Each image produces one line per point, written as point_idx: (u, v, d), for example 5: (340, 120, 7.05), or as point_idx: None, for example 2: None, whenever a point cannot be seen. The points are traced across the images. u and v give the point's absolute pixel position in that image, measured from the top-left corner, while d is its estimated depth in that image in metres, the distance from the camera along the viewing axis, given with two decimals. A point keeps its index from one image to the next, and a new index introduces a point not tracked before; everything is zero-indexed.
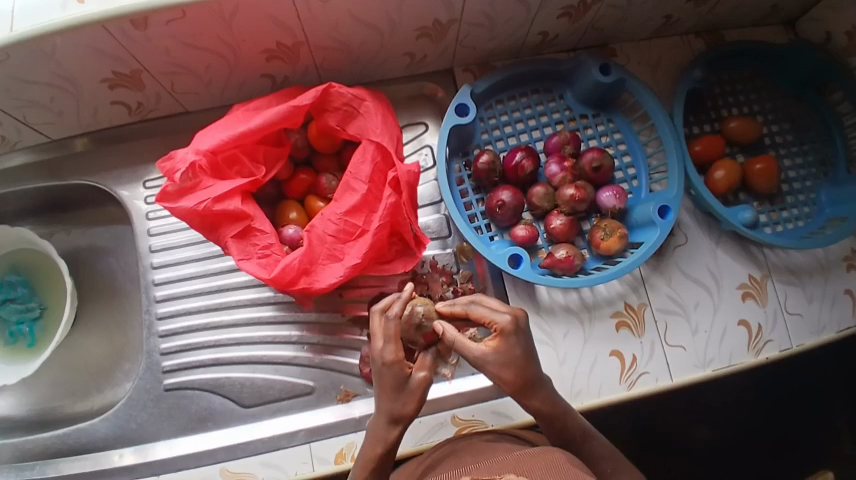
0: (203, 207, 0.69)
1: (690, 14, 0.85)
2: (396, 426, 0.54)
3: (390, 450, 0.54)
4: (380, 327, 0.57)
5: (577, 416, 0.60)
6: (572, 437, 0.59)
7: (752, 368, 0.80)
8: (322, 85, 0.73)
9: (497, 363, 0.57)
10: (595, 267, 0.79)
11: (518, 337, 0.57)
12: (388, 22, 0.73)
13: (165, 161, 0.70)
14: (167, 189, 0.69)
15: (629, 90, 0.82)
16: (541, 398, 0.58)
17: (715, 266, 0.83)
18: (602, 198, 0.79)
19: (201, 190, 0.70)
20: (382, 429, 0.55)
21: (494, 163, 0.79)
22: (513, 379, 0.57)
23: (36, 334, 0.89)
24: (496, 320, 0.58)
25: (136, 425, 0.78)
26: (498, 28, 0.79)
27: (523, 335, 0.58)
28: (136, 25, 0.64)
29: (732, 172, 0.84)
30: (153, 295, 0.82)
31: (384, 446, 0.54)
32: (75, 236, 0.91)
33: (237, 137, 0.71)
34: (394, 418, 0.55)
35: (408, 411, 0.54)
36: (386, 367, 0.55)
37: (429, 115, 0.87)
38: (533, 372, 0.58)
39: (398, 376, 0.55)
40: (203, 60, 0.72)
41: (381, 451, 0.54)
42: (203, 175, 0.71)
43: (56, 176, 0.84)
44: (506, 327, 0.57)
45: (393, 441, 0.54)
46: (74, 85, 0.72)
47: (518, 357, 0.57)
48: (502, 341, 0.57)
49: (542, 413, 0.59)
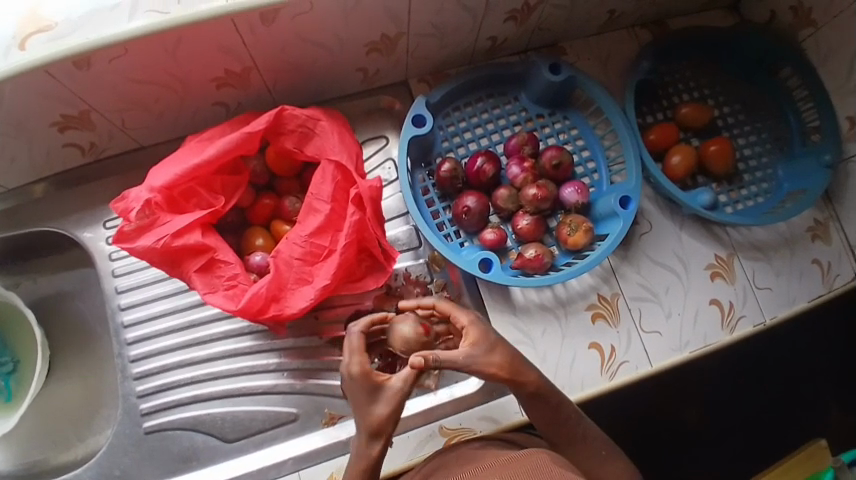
0: (162, 243, 0.68)
1: (632, 7, 0.87)
2: (378, 437, 0.55)
3: (370, 463, 0.55)
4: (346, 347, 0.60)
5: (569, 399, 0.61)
6: (567, 419, 0.60)
7: (727, 345, 0.82)
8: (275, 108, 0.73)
9: (483, 358, 0.57)
10: (565, 263, 0.79)
11: (482, 326, 0.60)
12: (338, 40, 0.73)
13: (119, 201, 0.69)
14: (123, 229, 0.68)
15: (581, 87, 0.83)
16: (534, 376, 0.59)
17: (681, 249, 0.85)
18: (565, 195, 0.80)
19: (159, 227, 0.69)
20: (362, 446, 0.56)
21: (456, 169, 0.80)
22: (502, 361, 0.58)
23: (12, 387, 0.86)
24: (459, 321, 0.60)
25: (120, 471, 0.76)
26: (447, 37, 0.80)
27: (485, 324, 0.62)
28: (79, 65, 0.63)
29: (688, 156, 0.86)
30: (124, 338, 0.80)
31: (369, 461, 0.55)
32: (39, 284, 0.89)
33: (192, 169, 0.70)
34: (376, 428, 0.55)
35: (385, 421, 0.55)
36: (354, 381, 0.57)
37: (390, 128, 0.88)
38: (513, 351, 0.60)
39: (368, 387, 0.57)
40: (152, 93, 0.71)
41: (363, 463, 0.55)
42: (160, 211, 0.70)
43: (11, 225, 0.82)
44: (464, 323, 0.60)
45: (376, 454, 0.55)
46: (22, 130, 0.70)
47: (495, 341, 0.59)
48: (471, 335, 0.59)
49: (538, 393, 0.59)
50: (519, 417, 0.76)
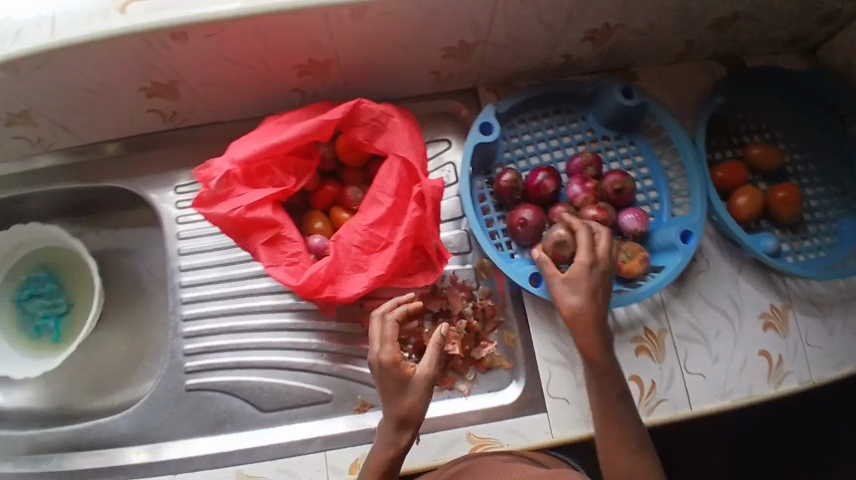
0: (236, 213, 0.71)
1: (712, 39, 0.86)
2: (403, 432, 0.56)
3: (393, 458, 0.56)
4: (377, 329, 0.59)
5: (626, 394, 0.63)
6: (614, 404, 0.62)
7: (769, 398, 0.80)
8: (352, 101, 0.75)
9: (562, 291, 0.65)
10: (615, 289, 0.79)
11: (591, 275, 0.64)
12: (415, 42, 0.73)
13: (203, 168, 0.72)
14: (202, 195, 0.71)
15: (652, 114, 0.83)
16: (589, 339, 0.63)
17: (736, 293, 0.84)
18: (624, 221, 0.79)
19: (234, 198, 0.72)
20: (389, 433, 0.57)
21: (517, 181, 0.80)
22: (575, 306, 0.64)
23: (61, 329, 0.90)
24: (599, 254, 0.66)
25: (157, 423, 0.79)
26: (523, 49, 0.80)
27: (602, 277, 0.65)
28: (176, 37, 0.65)
29: (754, 198, 0.84)
30: (179, 297, 0.83)
31: (392, 454, 0.56)
32: (102, 237, 0.93)
33: (270, 148, 0.73)
34: (399, 423, 0.56)
35: (407, 416, 0.56)
36: (385, 370, 0.56)
37: (453, 132, 0.89)
38: (594, 309, 0.64)
39: (398, 377, 0.56)
40: (239, 74, 0.73)
41: (386, 456, 0.56)
42: (236, 183, 0.73)
43: (89, 179, 0.87)
44: (589, 261, 0.65)
45: (399, 448, 0.56)
46: (114, 92, 0.74)
47: (590, 290, 0.64)
48: (591, 275, 0.64)
49: (587, 355, 0.63)
50: (547, 438, 0.75)
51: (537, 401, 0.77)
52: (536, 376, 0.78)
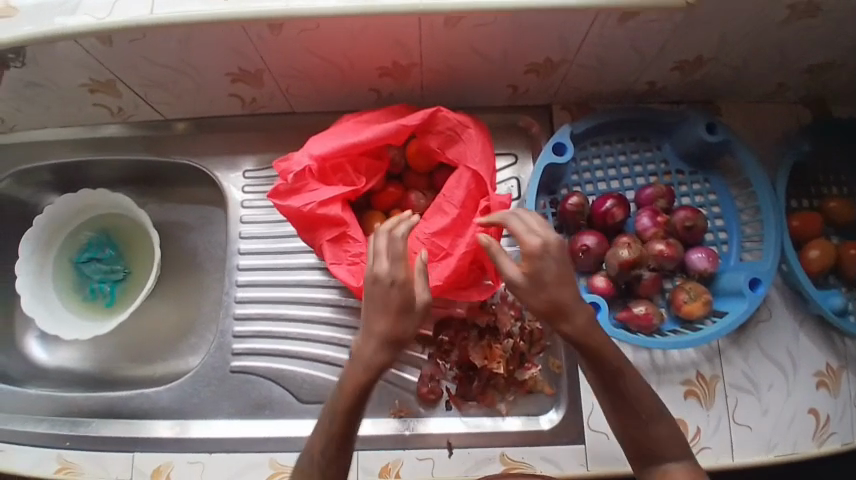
0: (308, 208, 0.72)
1: (805, 83, 0.82)
2: (383, 353, 0.55)
3: (364, 385, 0.55)
4: (386, 245, 0.57)
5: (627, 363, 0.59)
6: (613, 379, 0.58)
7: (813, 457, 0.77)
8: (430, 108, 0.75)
9: (524, 287, 0.56)
10: (671, 329, 0.77)
11: (546, 260, 0.56)
12: (503, 54, 0.74)
13: (283, 161, 0.73)
14: (279, 187, 0.72)
15: (733, 153, 0.80)
16: (581, 320, 0.57)
17: (795, 348, 0.81)
18: (693, 259, 0.77)
19: (307, 192, 0.73)
20: (375, 353, 0.56)
21: (583, 205, 0.79)
22: (552, 299, 0.56)
23: (115, 295, 0.93)
24: (536, 243, 0.56)
25: (198, 400, 0.81)
26: (607, 72, 0.78)
27: (561, 259, 0.57)
28: (272, 28, 0.66)
29: (827, 253, 0.81)
30: (235, 279, 0.85)
31: (370, 376, 0.55)
32: (165, 210, 0.96)
33: (346, 147, 0.74)
34: (381, 344, 0.55)
35: (390, 331, 0.55)
36: (389, 289, 0.55)
37: (522, 147, 0.88)
38: (575, 300, 0.57)
39: (400, 298, 0.55)
40: (322, 68, 0.75)
41: (359, 382, 0.55)
42: (310, 178, 0.73)
43: (161, 153, 0.89)
44: (533, 250, 0.56)
45: (376, 368, 0.55)
46: (201, 73, 0.76)
47: (544, 279, 0.56)
48: (537, 267, 0.56)
49: (576, 341, 0.57)
50: (583, 470, 0.73)
51: (576, 431, 0.76)
52: (578, 406, 0.77)
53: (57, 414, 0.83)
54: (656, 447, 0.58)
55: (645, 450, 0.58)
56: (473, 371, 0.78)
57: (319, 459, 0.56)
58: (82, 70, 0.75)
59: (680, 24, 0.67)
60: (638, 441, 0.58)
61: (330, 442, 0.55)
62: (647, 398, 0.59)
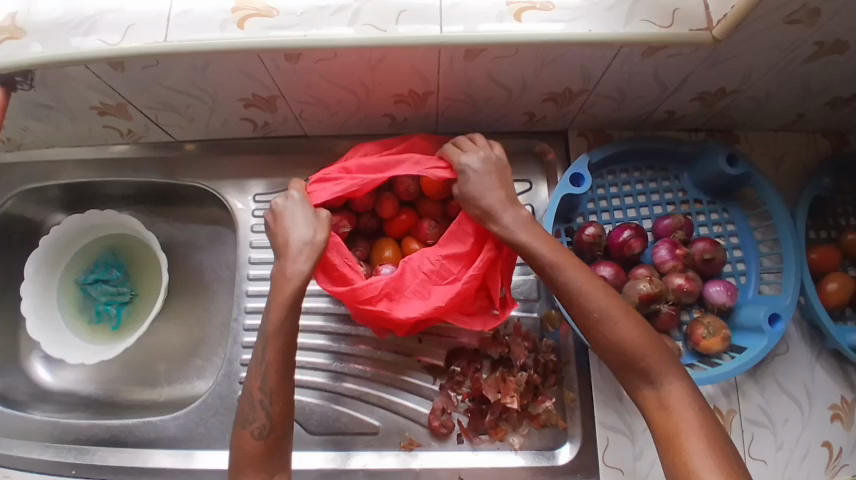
0: None
1: (825, 115, 0.81)
2: (308, 263, 0.66)
3: (291, 303, 0.64)
4: (284, 211, 0.69)
5: (601, 299, 0.61)
6: (590, 317, 0.61)
7: None
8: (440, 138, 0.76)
9: (468, 198, 0.68)
10: (688, 363, 0.76)
11: (468, 175, 0.68)
12: (521, 85, 0.72)
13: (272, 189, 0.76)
14: None
15: (754, 185, 0.79)
16: (536, 256, 0.64)
17: (811, 381, 0.80)
18: (710, 292, 0.76)
19: None
20: (287, 290, 0.64)
21: (600, 236, 0.77)
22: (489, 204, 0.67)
23: (122, 317, 0.93)
24: (462, 160, 0.69)
25: (205, 429, 0.80)
26: (626, 102, 0.77)
27: (474, 177, 0.68)
28: (289, 58, 0.65)
29: (846, 286, 0.79)
30: (244, 305, 0.84)
31: (296, 290, 0.64)
32: (173, 230, 0.95)
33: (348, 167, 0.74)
34: (304, 250, 0.66)
35: (318, 240, 0.67)
36: (295, 241, 0.66)
37: (536, 174, 0.86)
38: (514, 224, 0.65)
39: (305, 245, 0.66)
40: (338, 95, 0.74)
41: (285, 303, 0.64)
42: None
43: (170, 174, 0.88)
44: (458, 165, 0.69)
45: (303, 275, 0.65)
46: (215, 98, 0.75)
47: (475, 191, 0.67)
48: (460, 180, 0.69)
49: (548, 276, 0.63)
50: None
51: (588, 467, 0.75)
52: (591, 441, 0.76)
53: (62, 441, 0.82)
54: (628, 349, 0.60)
55: (621, 353, 0.60)
56: (486, 405, 0.77)
57: (259, 403, 0.62)
58: (93, 93, 0.74)
59: (705, 59, 0.66)
60: (609, 343, 0.61)
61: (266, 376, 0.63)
62: (604, 299, 0.61)
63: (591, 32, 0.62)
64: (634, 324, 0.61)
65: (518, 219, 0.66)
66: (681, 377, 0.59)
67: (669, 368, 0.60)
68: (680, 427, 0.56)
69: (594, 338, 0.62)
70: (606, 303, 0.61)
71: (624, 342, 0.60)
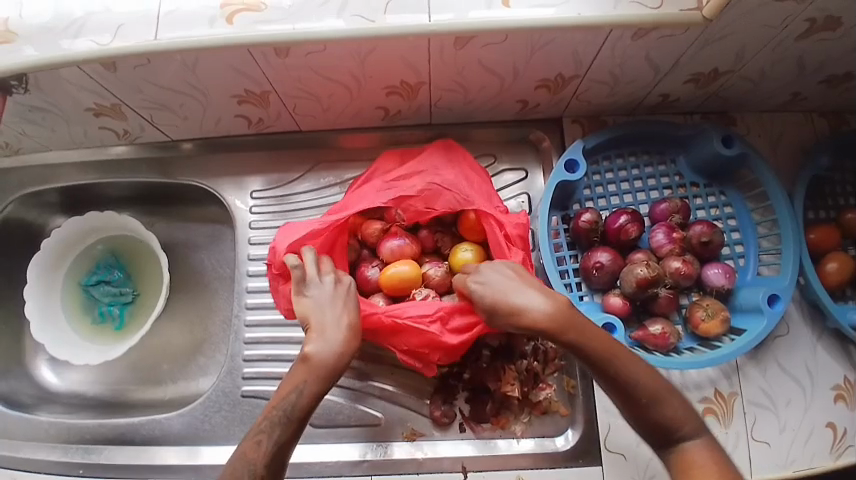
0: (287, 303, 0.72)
1: (822, 93, 0.81)
2: (346, 358, 0.60)
3: (323, 389, 0.57)
4: (319, 295, 0.64)
5: (645, 375, 0.58)
6: (634, 396, 0.57)
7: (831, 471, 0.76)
8: (405, 169, 0.77)
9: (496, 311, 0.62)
10: (688, 346, 0.76)
11: (483, 287, 0.64)
12: (513, 72, 0.72)
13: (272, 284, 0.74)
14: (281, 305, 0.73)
15: (750, 167, 0.78)
16: (576, 337, 0.59)
17: (812, 361, 0.79)
18: (709, 275, 0.76)
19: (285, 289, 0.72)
20: (319, 375, 0.57)
21: (596, 222, 0.77)
22: (520, 304, 0.61)
23: (124, 318, 0.93)
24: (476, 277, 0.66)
25: (209, 425, 0.81)
26: (620, 86, 0.77)
27: (490, 287, 0.64)
28: (279, 52, 0.65)
29: (846, 266, 0.79)
30: (244, 301, 0.85)
31: (332, 380, 0.58)
32: (173, 230, 0.95)
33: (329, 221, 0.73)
34: (347, 339, 0.60)
35: (349, 323, 0.61)
36: (332, 324, 0.61)
37: (532, 162, 0.86)
38: (551, 310, 0.60)
39: (343, 332, 0.60)
40: (329, 89, 0.74)
41: (318, 387, 0.57)
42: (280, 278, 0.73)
43: (167, 174, 0.89)
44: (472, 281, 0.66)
45: (339, 365, 0.59)
46: (208, 96, 0.75)
47: (501, 300, 0.62)
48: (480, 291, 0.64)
49: (590, 354, 0.59)
50: None
51: (592, 453, 0.75)
52: (594, 427, 0.76)
53: (68, 441, 0.83)
54: (672, 425, 0.57)
55: (660, 430, 0.57)
56: (486, 394, 0.77)
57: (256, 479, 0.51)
58: (87, 95, 0.75)
59: (695, 40, 0.66)
60: (650, 419, 0.57)
61: (278, 456, 0.53)
62: (645, 380, 0.58)
63: (580, 16, 0.62)
64: (677, 398, 0.58)
65: (557, 304, 0.60)
66: (715, 446, 0.57)
67: (706, 438, 0.57)
68: (695, 467, 0.55)
69: (635, 415, 0.58)
70: (650, 385, 0.57)
71: (665, 420, 0.57)
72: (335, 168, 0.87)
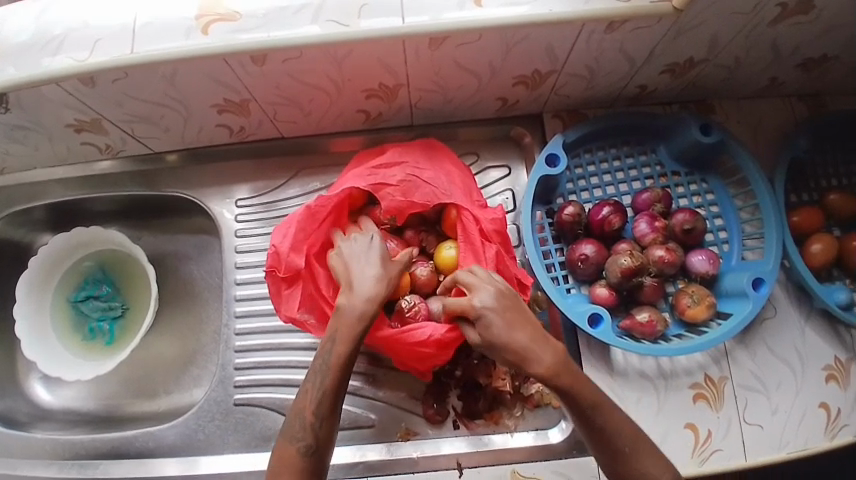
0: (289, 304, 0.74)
1: (799, 78, 0.82)
2: (375, 303, 0.64)
3: (357, 335, 0.63)
4: (355, 250, 0.69)
5: (631, 431, 0.62)
6: (619, 449, 0.61)
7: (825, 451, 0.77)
8: (391, 158, 0.77)
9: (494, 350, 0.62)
10: (676, 333, 0.77)
11: (492, 320, 0.62)
12: (490, 70, 0.73)
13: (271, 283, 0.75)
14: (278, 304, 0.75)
15: (730, 153, 0.79)
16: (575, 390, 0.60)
17: (801, 343, 0.80)
18: (694, 262, 0.77)
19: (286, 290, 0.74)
20: (353, 323, 0.63)
21: (579, 215, 0.78)
22: (525, 355, 0.60)
23: (114, 333, 0.93)
24: (479, 305, 0.62)
25: (204, 435, 0.81)
26: (597, 79, 0.78)
27: (499, 321, 0.62)
28: (255, 60, 0.66)
29: (830, 247, 0.80)
30: (234, 310, 0.85)
31: (363, 326, 0.63)
32: (161, 241, 0.96)
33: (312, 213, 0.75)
34: (374, 286, 0.65)
35: (382, 272, 0.66)
36: (366, 274, 0.66)
37: (515, 158, 0.87)
38: (555, 361, 0.61)
39: (377, 279, 0.65)
40: (308, 94, 0.75)
41: (351, 334, 0.63)
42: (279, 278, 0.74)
43: (153, 186, 0.89)
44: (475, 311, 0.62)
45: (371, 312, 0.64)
46: (187, 106, 0.76)
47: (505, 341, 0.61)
48: (483, 328, 0.62)
49: (583, 410, 0.61)
50: None
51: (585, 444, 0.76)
52: None
53: (63, 457, 0.83)
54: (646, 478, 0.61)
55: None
56: (477, 390, 0.79)
57: (311, 424, 0.60)
58: (67, 111, 0.75)
59: (668, 30, 0.67)
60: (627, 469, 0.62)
61: (323, 401, 0.61)
62: (629, 434, 0.62)
63: (552, 11, 0.63)
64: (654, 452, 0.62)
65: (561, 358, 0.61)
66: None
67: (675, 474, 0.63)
68: None
69: (607, 462, 0.62)
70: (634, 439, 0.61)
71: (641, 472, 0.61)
72: (319, 173, 0.88)
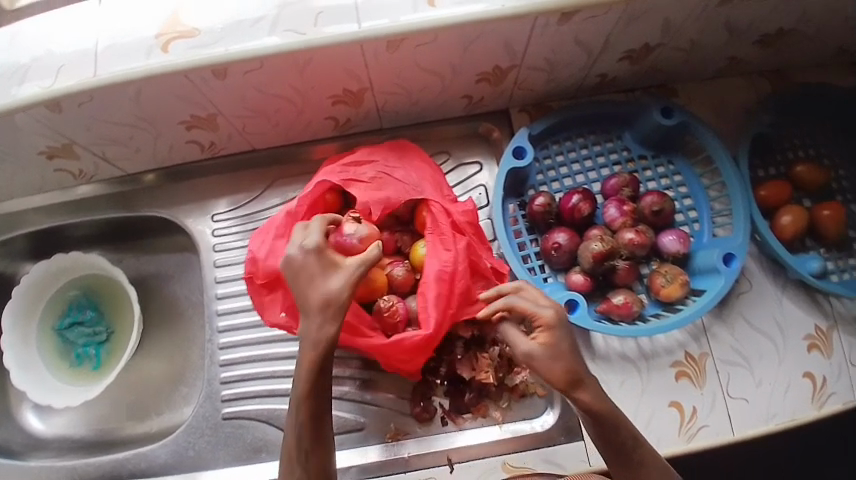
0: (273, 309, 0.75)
1: (755, 55, 0.84)
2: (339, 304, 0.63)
3: (324, 340, 0.62)
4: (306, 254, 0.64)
5: (632, 433, 0.62)
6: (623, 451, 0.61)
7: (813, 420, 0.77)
8: (363, 157, 0.78)
9: (547, 359, 0.60)
10: (653, 314, 0.78)
11: (561, 331, 0.61)
12: (451, 69, 0.74)
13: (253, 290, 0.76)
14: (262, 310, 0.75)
15: (693, 133, 0.81)
16: (588, 392, 0.60)
17: (780, 314, 0.81)
18: (665, 242, 0.78)
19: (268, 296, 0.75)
20: (319, 330, 0.62)
21: (550, 205, 0.79)
22: (566, 364, 0.60)
23: (100, 357, 0.93)
24: (545, 314, 0.62)
25: (195, 452, 0.81)
26: (558, 71, 0.79)
27: (568, 331, 0.62)
28: (217, 74, 0.67)
29: (800, 218, 0.82)
30: (217, 325, 0.85)
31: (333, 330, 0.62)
32: (141, 263, 0.96)
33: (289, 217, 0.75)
34: (333, 291, 0.63)
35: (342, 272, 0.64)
36: (325, 280, 0.63)
37: (485, 154, 0.89)
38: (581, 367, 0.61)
39: (338, 282, 0.63)
40: (275, 105, 0.76)
41: (319, 340, 0.62)
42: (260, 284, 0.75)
43: (129, 207, 0.90)
44: (544, 320, 0.61)
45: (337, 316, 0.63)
46: (156, 125, 0.76)
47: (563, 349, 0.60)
48: (545, 336, 0.61)
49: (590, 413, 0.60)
50: (585, 466, 0.74)
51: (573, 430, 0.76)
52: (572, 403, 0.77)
53: None
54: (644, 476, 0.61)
55: None
56: (463, 384, 0.79)
57: (296, 434, 0.61)
58: (36, 138, 0.75)
59: (620, 17, 0.69)
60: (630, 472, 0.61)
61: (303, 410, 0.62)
62: (629, 436, 0.61)
63: (504, 6, 0.64)
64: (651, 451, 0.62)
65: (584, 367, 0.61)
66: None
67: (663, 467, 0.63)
68: None
69: (615, 464, 0.61)
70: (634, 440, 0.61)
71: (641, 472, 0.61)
72: (294, 182, 0.88)
